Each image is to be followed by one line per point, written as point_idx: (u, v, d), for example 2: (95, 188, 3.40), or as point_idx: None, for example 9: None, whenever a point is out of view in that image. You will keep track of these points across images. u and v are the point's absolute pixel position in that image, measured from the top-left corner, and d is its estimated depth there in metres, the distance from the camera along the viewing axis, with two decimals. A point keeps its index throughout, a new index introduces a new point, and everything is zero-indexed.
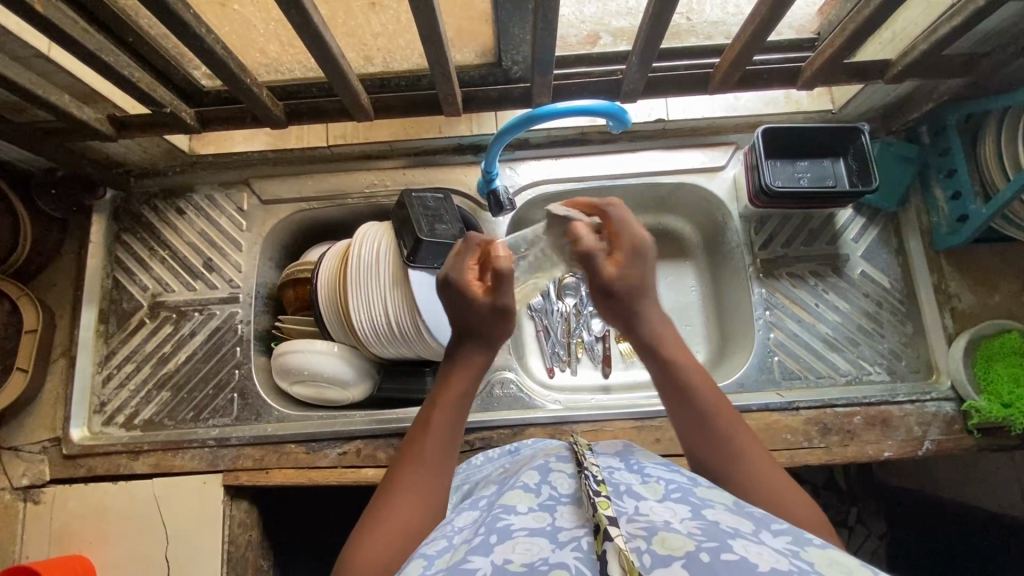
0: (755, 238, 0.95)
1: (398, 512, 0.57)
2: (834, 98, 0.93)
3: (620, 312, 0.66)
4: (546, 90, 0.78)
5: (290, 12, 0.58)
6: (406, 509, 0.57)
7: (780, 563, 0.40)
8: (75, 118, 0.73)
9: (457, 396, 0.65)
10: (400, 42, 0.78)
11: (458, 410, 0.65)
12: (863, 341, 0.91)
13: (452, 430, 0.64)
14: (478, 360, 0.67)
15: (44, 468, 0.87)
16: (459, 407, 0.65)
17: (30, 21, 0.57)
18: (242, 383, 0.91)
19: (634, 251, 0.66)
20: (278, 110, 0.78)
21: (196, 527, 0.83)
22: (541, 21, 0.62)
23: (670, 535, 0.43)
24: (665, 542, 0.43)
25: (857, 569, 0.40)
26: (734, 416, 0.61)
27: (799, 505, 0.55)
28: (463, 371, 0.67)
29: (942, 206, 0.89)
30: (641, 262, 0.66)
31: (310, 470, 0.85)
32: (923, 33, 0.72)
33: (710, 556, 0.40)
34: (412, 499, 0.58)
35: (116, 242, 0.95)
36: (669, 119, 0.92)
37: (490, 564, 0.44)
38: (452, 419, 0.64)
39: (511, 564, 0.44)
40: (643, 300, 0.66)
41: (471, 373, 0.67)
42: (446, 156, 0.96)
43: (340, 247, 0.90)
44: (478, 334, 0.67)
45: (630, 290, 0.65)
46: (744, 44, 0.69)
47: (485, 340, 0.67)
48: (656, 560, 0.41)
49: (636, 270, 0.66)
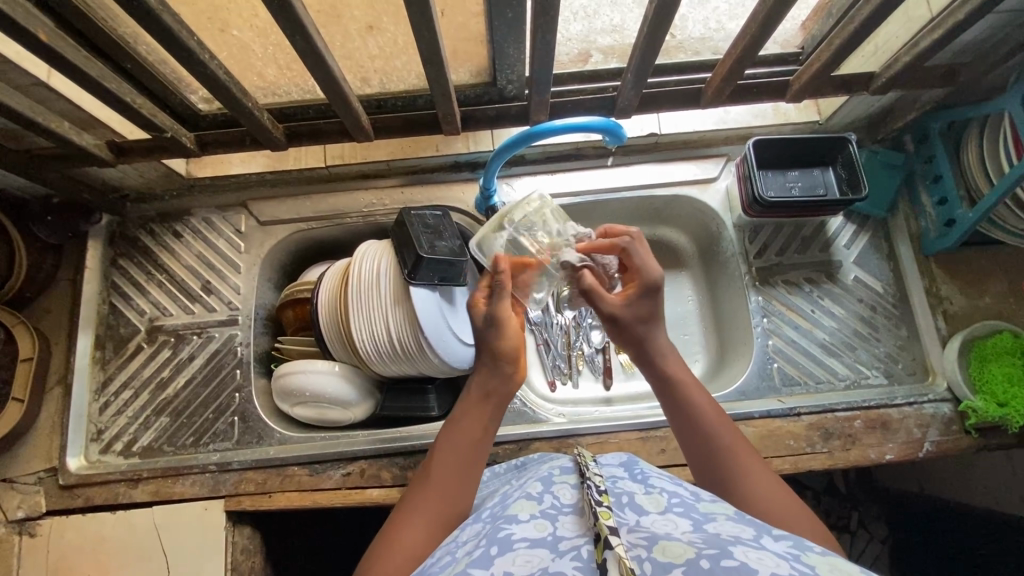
0: (750, 247, 0.96)
1: (410, 531, 0.55)
2: (821, 110, 0.96)
3: (632, 340, 0.69)
4: (544, 108, 0.80)
5: (294, 35, 0.59)
6: (415, 529, 0.56)
7: (781, 568, 0.40)
8: (73, 144, 0.73)
9: (471, 411, 0.65)
10: (397, 64, 0.79)
11: (478, 422, 0.64)
12: (859, 344, 0.92)
13: (471, 447, 0.62)
14: (495, 378, 0.67)
15: (40, 500, 0.85)
16: (475, 423, 0.64)
17: (34, 49, 0.58)
18: (243, 406, 0.90)
19: (649, 285, 0.69)
20: (278, 132, 0.79)
21: (200, 554, 0.82)
22: (539, 41, 0.64)
23: (670, 543, 0.43)
24: (665, 550, 0.43)
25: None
26: (732, 431, 0.61)
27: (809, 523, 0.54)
28: (478, 385, 0.67)
29: (929, 212, 0.92)
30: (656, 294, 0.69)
31: (315, 492, 0.84)
32: (905, 45, 0.75)
33: (710, 563, 0.40)
34: (423, 515, 0.57)
35: (113, 266, 0.95)
36: (661, 133, 0.95)
37: None
38: (466, 438, 0.63)
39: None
40: (653, 326, 0.69)
41: (488, 386, 0.66)
42: (444, 174, 0.97)
43: (340, 266, 0.90)
44: (485, 355, 0.68)
45: (640, 315, 0.69)
46: (734, 59, 0.71)
47: (501, 362, 0.67)
48: (656, 567, 0.41)
49: (644, 302, 0.69)
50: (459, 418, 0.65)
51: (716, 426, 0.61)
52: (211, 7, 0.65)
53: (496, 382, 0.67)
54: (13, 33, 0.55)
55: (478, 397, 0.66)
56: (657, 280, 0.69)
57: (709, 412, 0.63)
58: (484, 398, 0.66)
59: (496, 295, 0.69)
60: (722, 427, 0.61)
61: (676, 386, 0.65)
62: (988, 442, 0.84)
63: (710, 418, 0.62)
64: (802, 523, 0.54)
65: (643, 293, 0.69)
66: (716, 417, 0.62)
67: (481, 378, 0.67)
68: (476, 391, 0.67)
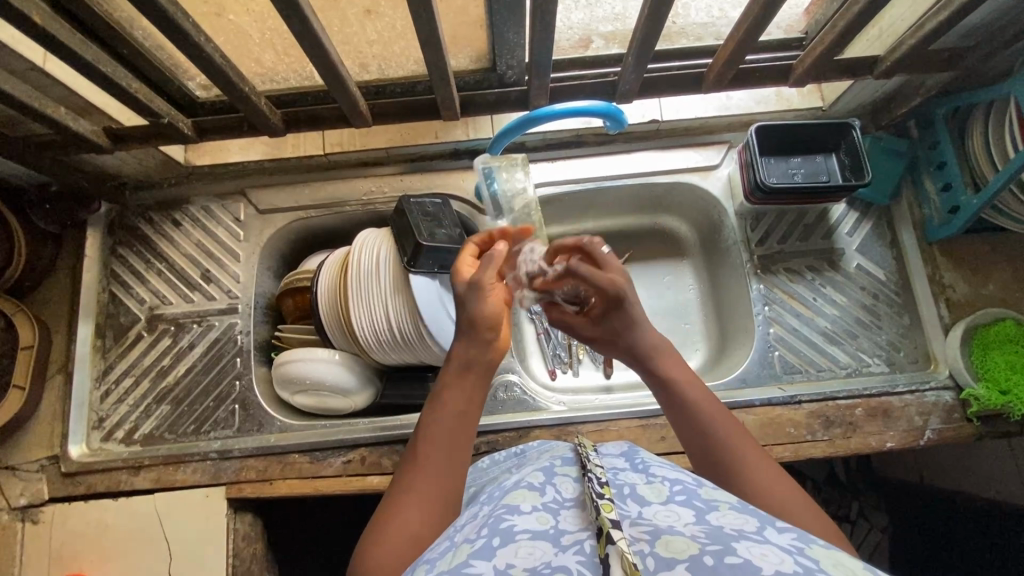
0: (752, 234, 0.96)
1: (405, 511, 0.55)
2: (824, 95, 0.95)
3: (619, 351, 0.70)
4: (544, 93, 0.79)
5: (291, 19, 0.58)
6: (410, 509, 0.55)
7: (785, 564, 0.40)
8: (71, 131, 0.72)
9: (453, 388, 0.63)
10: (395, 49, 0.78)
11: (461, 396, 0.62)
12: (861, 333, 0.92)
13: (459, 421, 0.61)
14: (473, 347, 0.65)
15: (42, 487, 0.85)
16: (456, 396, 0.62)
17: (28, 32, 0.57)
18: (243, 394, 0.90)
19: (613, 300, 0.68)
20: (275, 119, 0.78)
21: (202, 540, 0.82)
22: (538, 24, 0.63)
23: (673, 538, 0.43)
24: (668, 545, 0.42)
25: (861, 571, 0.40)
26: (729, 422, 0.61)
27: (804, 510, 0.53)
28: (459, 356, 0.65)
29: (933, 199, 0.91)
30: (622, 306, 0.68)
31: (315, 479, 0.84)
32: (910, 28, 0.74)
33: (714, 560, 0.40)
34: (419, 493, 0.56)
35: (112, 254, 0.95)
36: (663, 120, 0.93)
37: (492, 567, 0.43)
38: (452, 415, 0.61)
39: (515, 569, 0.43)
40: (632, 333, 0.68)
41: (467, 357, 0.64)
42: (443, 162, 0.97)
43: (339, 254, 0.89)
44: (463, 323, 0.66)
45: (614, 330, 0.69)
46: (735, 43, 0.70)
47: (477, 328, 0.65)
48: (659, 563, 0.41)
49: (617, 316, 0.69)
50: (442, 394, 0.63)
51: (715, 418, 0.61)
52: None
53: (479, 348, 0.65)
54: (8, 17, 0.55)
55: (457, 368, 0.64)
56: (618, 296, 0.67)
57: (709, 404, 0.62)
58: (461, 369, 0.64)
59: (485, 264, 0.68)
60: (722, 421, 0.61)
61: (677, 383, 0.65)
62: (989, 430, 0.84)
63: (707, 410, 0.62)
64: (806, 513, 0.53)
65: (609, 307, 0.69)
66: (713, 410, 0.62)
67: (461, 349, 0.65)
68: (456, 363, 0.64)
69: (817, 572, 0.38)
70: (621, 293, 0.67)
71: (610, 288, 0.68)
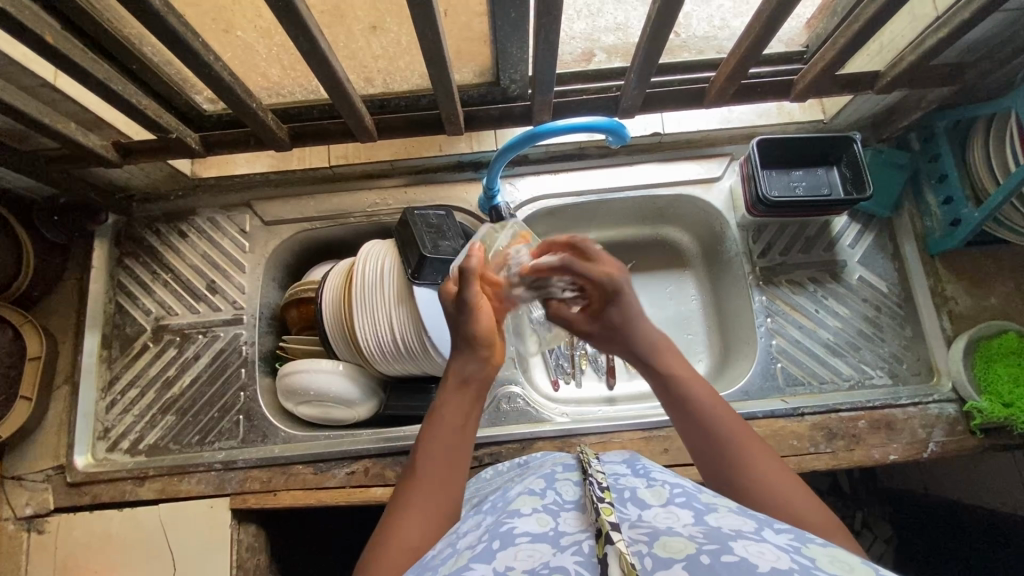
0: (754, 247, 0.96)
1: (403, 532, 0.54)
2: (826, 109, 0.95)
3: (615, 345, 0.72)
4: (547, 108, 0.80)
5: (298, 36, 0.59)
6: (408, 528, 0.54)
7: (780, 562, 0.40)
8: (80, 146, 0.73)
9: (453, 406, 0.64)
10: (400, 64, 0.79)
11: (457, 410, 0.64)
12: (863, 345, 0.92)
13: (454, 441, 0.62)
14: (473, 365, 0.67)
15: (47, 496, 0.86)
16: (454, 412, 0.64)
17: (41, 51, 0.58)
18: (247, 404, 0.91)
19: (608, 294, 0.70)
20: (283, 135, 0.79)
21: (205, 551, 0.82)
22: (542, 41, 0.64)
23: (670, 539, 0.43)
24: (666, 546, 0.42)
25: (859, 567, 0.40)
26: (728, 415, 0.61)
27: (805, 504, 0.54)
28: (459, 375, 0.67)
29: (934, 212, 0.91)
30: (619, 300, 0.70)
31: (319, 490, 0.84)
32: (910, 44, 0.74)
33: (710, 558, 0.40)
34: (417, 513, 0.56)
35: (119, 266, 0.96)
36: (665, 133, 0.94)
37: (492, 570, 0.43)
38: (449, 433, 0.62)
39: (513, 570, 0.43)
40: (627, 328, 0.70)
41: (466, 374, 0.66)
42: (447, 174, 0.98)
43: (344, 266, 0.90)
44: (461, 341, 0.68)
45: (611, 327, 0.71)
46: (738, 60, 0.71)
47: (476, 345, 0.68)
48: (657, 563, 0.41)
49: (614, 311, 0.70)
50: (441, 409, 0.64)
51: (712, 409, 0.61)
52: (217, 9, 0.65)
53: (473, 370, 0.67)
54: (21, 36, 0.55)
55: (457, 384, 0.66)
56: (614, 288, 0.70)
57: (703, 394, 0.63)
58: (463, 388, 0.66)
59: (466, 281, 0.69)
60: (721, 415, 0.61)
61: (675, 377, 0.65)
62: (992, 443, 0.84)
63: (708, 402, 0.62)
64: (809, 508, 0.53)
65: (606, 303, 0.71)
66: (709, 400, 0.62)
67: (458, 365, 0.68)
68: (455, 379, 0.66)
69: (812, 569, 0.39)
70: (617, 285, 0.70)
71: (603, 283, 0.70)
